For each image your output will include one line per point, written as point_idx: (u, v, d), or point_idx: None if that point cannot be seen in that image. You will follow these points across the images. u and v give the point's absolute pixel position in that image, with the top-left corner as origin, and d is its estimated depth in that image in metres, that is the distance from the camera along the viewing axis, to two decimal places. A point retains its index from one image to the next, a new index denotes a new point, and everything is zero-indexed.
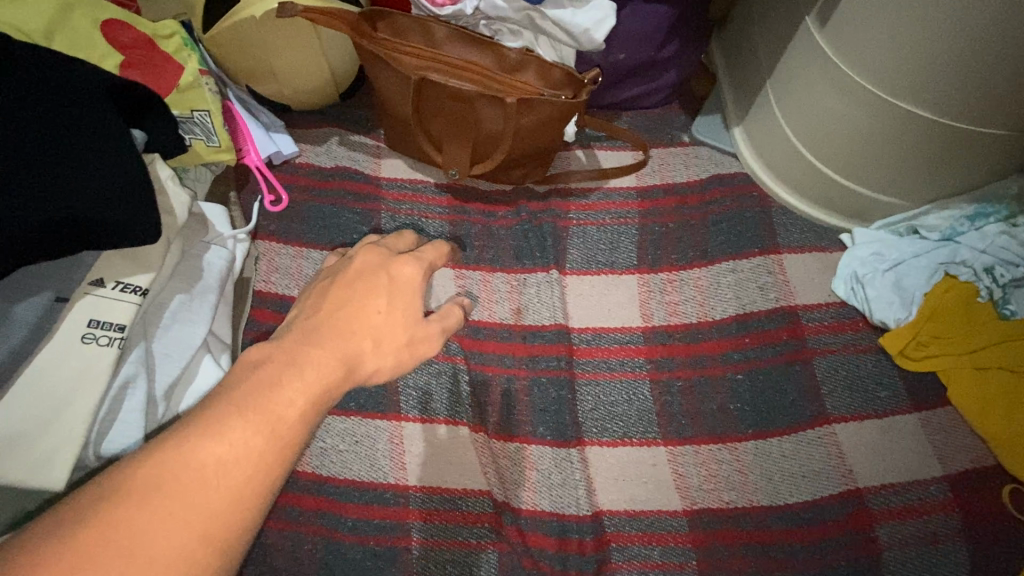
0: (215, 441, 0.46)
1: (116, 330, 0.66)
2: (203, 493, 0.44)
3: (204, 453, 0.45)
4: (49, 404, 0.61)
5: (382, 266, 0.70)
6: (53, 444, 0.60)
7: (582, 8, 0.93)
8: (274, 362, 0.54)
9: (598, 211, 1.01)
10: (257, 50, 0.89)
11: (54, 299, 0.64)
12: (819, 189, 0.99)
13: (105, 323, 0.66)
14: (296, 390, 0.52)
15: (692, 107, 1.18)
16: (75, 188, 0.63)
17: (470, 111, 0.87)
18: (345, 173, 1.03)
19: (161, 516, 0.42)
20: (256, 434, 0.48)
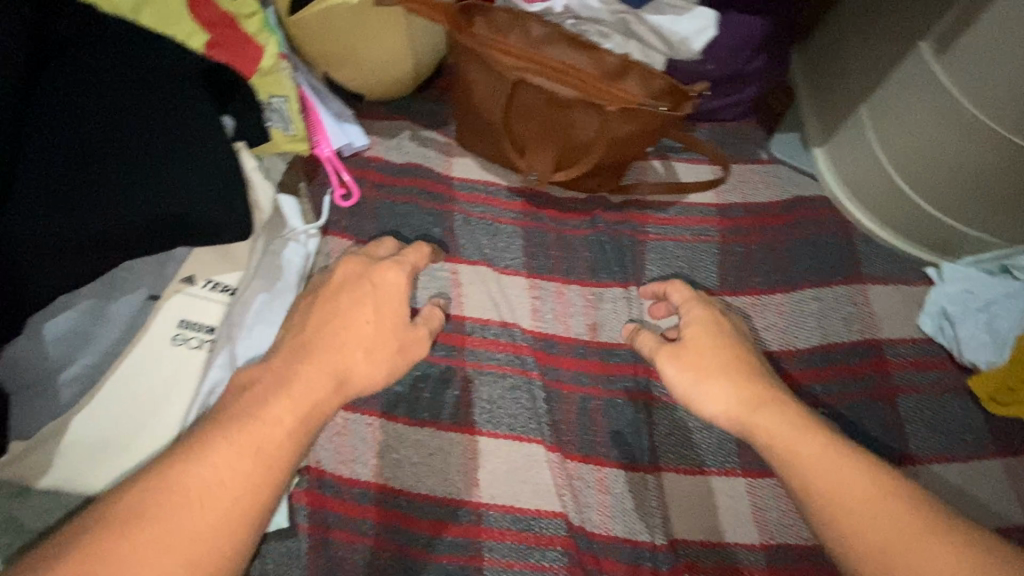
0: (201, 464, 0.55)
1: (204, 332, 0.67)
2: (191, 518, 0.52)
3: (206, 467, 0.55)
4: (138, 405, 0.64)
5: (364, 276, 0.71)
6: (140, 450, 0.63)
7: (683, 16, 0.89)
8: (266, 383, 0.62)
9: (678, 226, 0.98)
10: (343, 38, 0.85)
11: (148, 297, 0.66)
12: (907, 220, 0.96)
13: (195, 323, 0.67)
14: (282, 408, 0.60)
15: (769, 122, 1.14)
16: (171, 189, 0.61)
17: (563, 116, 0.84)
18: (417, 171, 0.99)
19: (152, 543, 0.51)
20: (246, 454, 0.57)
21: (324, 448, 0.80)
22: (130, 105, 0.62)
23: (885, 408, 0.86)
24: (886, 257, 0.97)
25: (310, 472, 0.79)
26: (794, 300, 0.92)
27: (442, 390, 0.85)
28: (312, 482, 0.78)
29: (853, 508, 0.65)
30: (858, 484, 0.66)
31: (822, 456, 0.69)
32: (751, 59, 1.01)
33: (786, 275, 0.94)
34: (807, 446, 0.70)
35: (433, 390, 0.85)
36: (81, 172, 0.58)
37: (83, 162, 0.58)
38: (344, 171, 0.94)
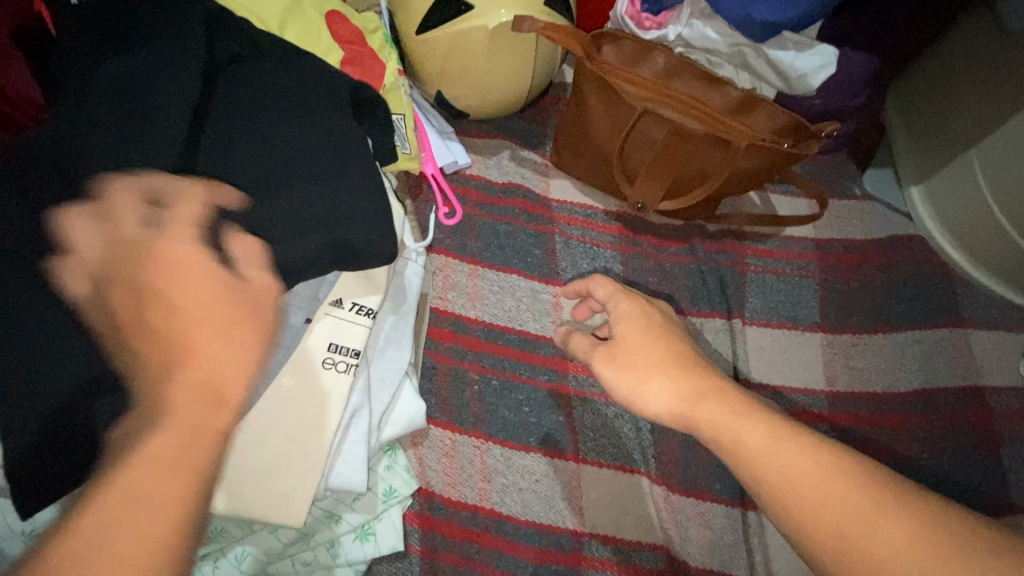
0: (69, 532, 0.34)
1: (351, 356, 0.66)
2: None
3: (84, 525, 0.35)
4: (290, 434, 0.62)
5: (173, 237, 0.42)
6: (290, 481, 0.61)
7: (804, 51, 0.88)
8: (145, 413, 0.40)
9: (777, 259, 0.98)
10: (466, 57, 0.86)
11: (304, 322, 0.65)
12: (1010, 267, 0.94)
13: (343, 347, 0.66)
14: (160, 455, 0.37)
15: (861, 156, 1.14)
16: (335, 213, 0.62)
17: (683, 148, 0.83)
18: (517, 191, 0.99)
19: None
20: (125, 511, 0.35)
21: (434, 468, 0.80)
22: (286, 128, 0.62)
23: (987, 456, 0.86)
24: (986, 303, 0.96)
25: (420, 493, 0.78)
26: (895, 340, 0.92)
27: (546, 415, 0.85)
28: (420, 504, 0.78)
29: (815, 500, 0.44)
30: (830, 471, 0.45)
31: (762, 442, 0.48)
32: (856, 95, 1.00)
33: (885, 315, 0.94)
34: (750, 433, 0.49)
35: (537, 415, 0.84)
36: (257, 202, 0.59)
37: (258, 192, 0.59)
38: (449, 190, 0.94)
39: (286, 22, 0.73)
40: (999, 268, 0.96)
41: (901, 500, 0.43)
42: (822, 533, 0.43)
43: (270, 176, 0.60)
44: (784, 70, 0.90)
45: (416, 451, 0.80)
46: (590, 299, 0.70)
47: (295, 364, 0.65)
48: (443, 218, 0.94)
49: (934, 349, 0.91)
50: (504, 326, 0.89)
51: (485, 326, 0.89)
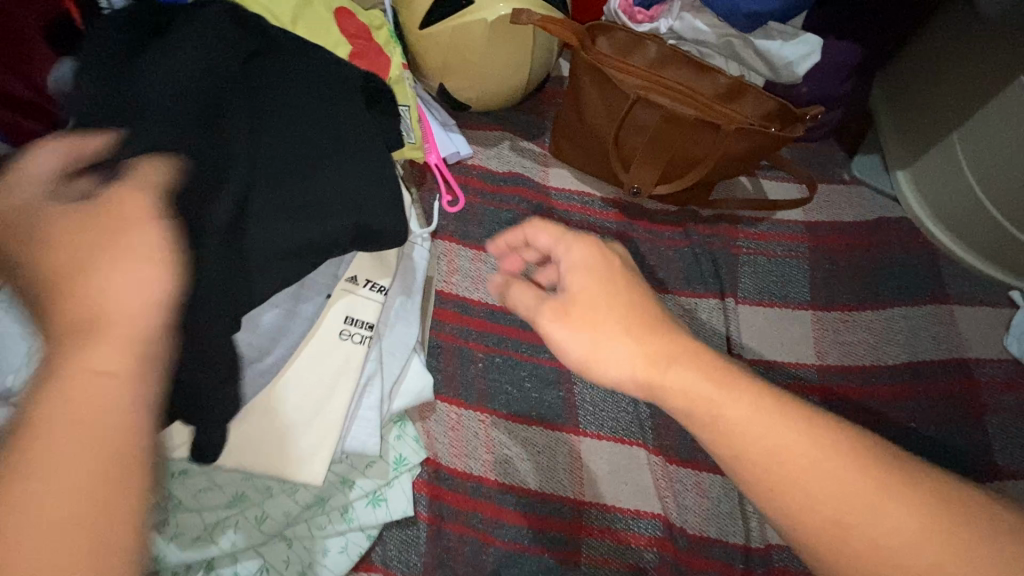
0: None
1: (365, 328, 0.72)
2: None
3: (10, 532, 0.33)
4: (314, 400, 0.68)
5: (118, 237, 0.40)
6: (313, 443, 0.67)
7: (790, 40, 0.92)
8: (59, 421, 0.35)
9: (768, 241, 1.02)
10: (467, 51, 0.90)
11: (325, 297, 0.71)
12: (992, 247, 0.98)
13: (358, 320, 0.72)
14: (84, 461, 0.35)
15: (849, 144, 1.17)
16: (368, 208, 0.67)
17: (678, 133, 0.87)
18: (517, 180, 1.03)
19: None
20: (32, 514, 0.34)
21: (440, 441, 0.83)
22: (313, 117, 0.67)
23: (971, 425, 0.89)
24: (971, 281, 1.00)
25: (428, 464, 0.82)
26: (882, 317, 0.96)
27: (548, 391, 0.88)
28: (430, 474, 0.82)
29: (795, 485, 0.43)
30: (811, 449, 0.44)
31: (750, 425, 0.45)
32: (841, 84, 1.04)
33: (873, 293, 0.98)
34: (734, 416, 0.46)
35: (539, 390, 0.88)
36: (292, 189, 0.64)
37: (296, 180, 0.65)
38: (452, 179, 0.98)
39: (298, 20, 0.78)
40: (982, 247, 0.99)
41: (890, 469, 0.43)
42: (794, 518, 0.43)
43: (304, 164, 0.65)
44: (771, 59, 0.94)
45: (423, 425, 0.84)
46: (526, 250, 0.63)
47: (317, 335, 0.71)
48: (447, 206, 0.98)
49: (922, 326, 0.95)
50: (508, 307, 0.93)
51: (488, 307, 0.93)
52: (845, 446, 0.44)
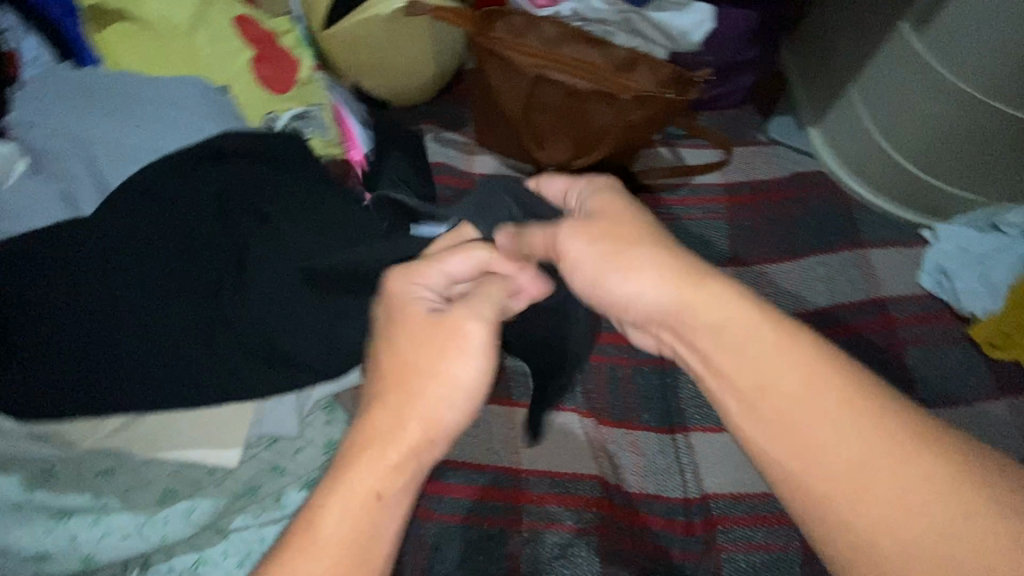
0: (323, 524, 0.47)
1: None
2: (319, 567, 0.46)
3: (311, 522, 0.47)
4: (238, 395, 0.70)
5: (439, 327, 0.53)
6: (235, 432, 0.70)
7: (682, 11, 0.96)
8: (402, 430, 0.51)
9: (689, 206, 1.06)
10: (374, 47, 0.92)
11: None
12: (900, 190, 1.04)
13: None
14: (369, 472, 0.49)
15: (765, 107, 1.22)
16: None
17: (580, 107, 0.91)
18: (442, 169, 1.07)
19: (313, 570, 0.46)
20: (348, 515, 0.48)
21: None
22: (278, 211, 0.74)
23: (891, 360, 0.93)
24: (885, 226, 1.04)
25: None
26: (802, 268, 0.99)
27: None
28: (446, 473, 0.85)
29: (870, 484, 0.41)
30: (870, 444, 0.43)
31: (796, 382, 0.46)
32: (746, 49, 1.08)
33: (791, 244, 1.01)
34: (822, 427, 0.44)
35: None
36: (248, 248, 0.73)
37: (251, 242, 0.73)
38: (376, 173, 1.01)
39: (197, 28, 0.80)
40: (890, 189, 1.05)
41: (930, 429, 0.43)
42: (838, 508, 0.42)
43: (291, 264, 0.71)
44: (668, 31, 0.97)
45: None
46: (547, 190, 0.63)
47: None
48: None
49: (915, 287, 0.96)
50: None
51: None
52: (890, 417, 0.43)
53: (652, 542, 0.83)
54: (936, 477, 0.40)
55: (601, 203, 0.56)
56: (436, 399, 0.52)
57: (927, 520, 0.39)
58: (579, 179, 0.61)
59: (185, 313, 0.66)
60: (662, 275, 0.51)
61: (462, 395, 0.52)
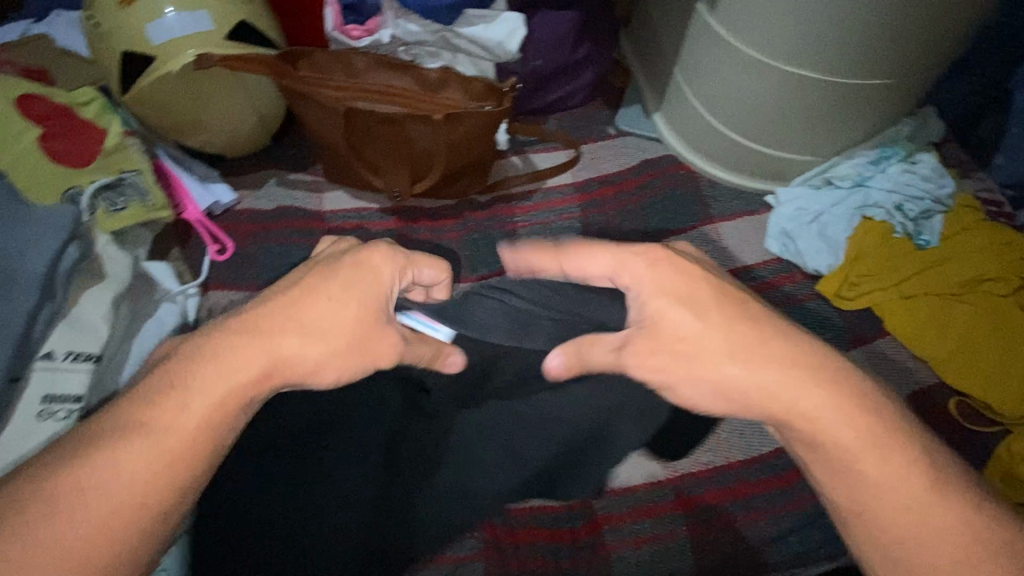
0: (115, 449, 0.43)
1: (74, 402, 0.68)
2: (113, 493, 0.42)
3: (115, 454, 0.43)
4: None
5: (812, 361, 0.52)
6: None
7: (491, 24, 0.98)
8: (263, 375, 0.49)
9: (542, 210, 1.06)
10: (179, 102, 0.90)
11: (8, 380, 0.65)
12: (742, 162, 1.06)
13: (62, 396, 0.68)
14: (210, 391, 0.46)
15: (613, 100, 1.23)
16: None
17: (402, 132, 0.91)
18: (288, 213, 1.04)
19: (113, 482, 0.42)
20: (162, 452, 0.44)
21: None
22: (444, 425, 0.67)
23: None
24: (732, 199, 1.07)
25: None
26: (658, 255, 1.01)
27: None
28: None
29: (910, 520, 0.47)
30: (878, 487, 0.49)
31: (850, 427, 0.49)
32: (575, 49, 1.10)
33: (644, 232, 1.03)
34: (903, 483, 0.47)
35: None
36: None
37: None
38: (218, 230, 0.98)
39: None
40: (731, 162, 1.07)
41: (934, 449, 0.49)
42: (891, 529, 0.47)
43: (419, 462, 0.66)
44: (483, 42, 0.99)
45: None
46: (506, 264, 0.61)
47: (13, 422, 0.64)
48: (215, 256, 0.98)
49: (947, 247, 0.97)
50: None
51: None
52: (920, 451, 0.49)
53: (538, 558, 0.82)
54: (953, 508, 0.47)
55: (674, 299, 0.54)
56: (322, 312, 0.52)
57: (942, 530, 0.46)
58: (623, 255, 0.57)
59: (306, 511, 0.62)
60: (778, 364, 0.51)
61: (305, 368, 0.50)
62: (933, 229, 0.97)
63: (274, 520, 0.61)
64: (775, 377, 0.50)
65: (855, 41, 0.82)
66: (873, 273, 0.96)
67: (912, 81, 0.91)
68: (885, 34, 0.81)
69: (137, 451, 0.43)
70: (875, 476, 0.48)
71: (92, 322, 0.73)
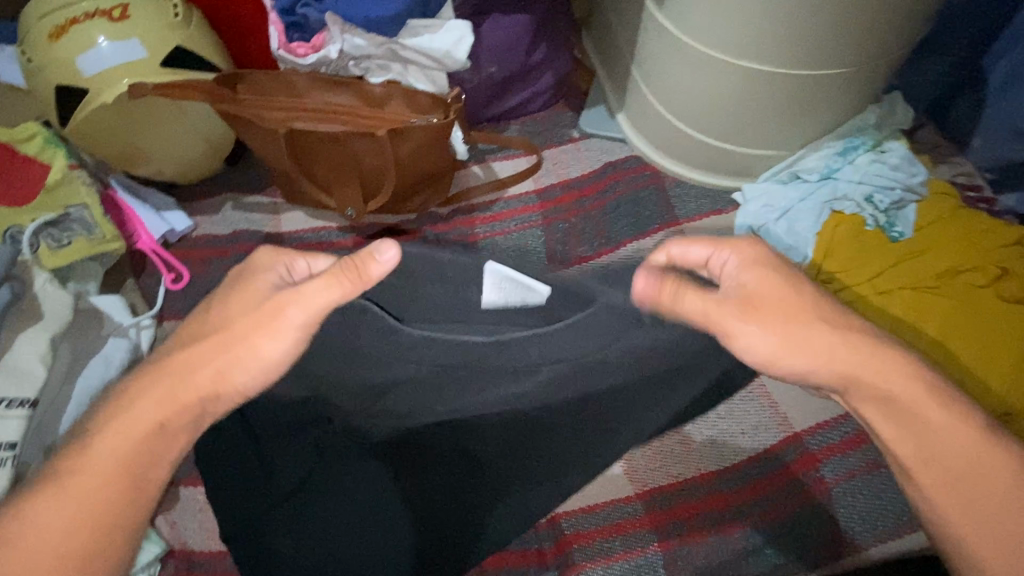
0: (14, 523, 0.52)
1: (7, 449, 0.69)
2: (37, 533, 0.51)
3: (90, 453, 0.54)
4: None
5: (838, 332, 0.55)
6: None
7: (437, 32, 0.95)
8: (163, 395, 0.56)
9: (502, 221, 1.04)
10: (123, 132, 0.90)
11: None
12: (707, 160, 1.03)
13: None
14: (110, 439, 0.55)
15: (577, 102, 1.20)
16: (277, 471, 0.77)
17: (346, 150, 0.89)
18: (244, 237, 1.02)
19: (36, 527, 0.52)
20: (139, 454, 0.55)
21: (190, 527, 0.80)
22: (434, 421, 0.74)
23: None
24: (698, 200, 1.04)
25: (177, 555, 0.79)
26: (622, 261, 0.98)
27: None
28: None
29: (977, 479, 0.51)
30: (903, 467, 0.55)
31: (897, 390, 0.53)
32: (530, 53, 1.07)
33: (607, 238, 1.01)
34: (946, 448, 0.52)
35: None
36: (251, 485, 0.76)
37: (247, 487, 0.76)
38: (172, 258, 0.97)
39: None
40: (695, 161, 1.04)
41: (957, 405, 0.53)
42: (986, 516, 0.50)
43: (429, 440, 0.76)
44: (429, 54, 0.96)
45: (165, 517, 0.80)
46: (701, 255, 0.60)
47: None
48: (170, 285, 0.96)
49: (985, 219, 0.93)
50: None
51: None
52: (947, 414, 0.53)
53: None
54: (1000, 449, 0.51)
55: (753, 283, 0.56)
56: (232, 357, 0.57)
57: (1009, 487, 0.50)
58: (722, 244, 0.59)
59: (361, 487, 0.77)
60: (817, 350, 0.54)
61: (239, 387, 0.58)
62: (907, 220, 0.94)
63: (339, 507, 0.76)
64: (839, 362, 0.54)
65: (809, 32, 0.79)
66: (845, 269, 0.92)
67: (872, 70, 0.88)
68: (838, 23, 0.77)
69: (128, 425, 0.55)
70: (930, 438, 0.52)
71: (27, 366, 0.73)
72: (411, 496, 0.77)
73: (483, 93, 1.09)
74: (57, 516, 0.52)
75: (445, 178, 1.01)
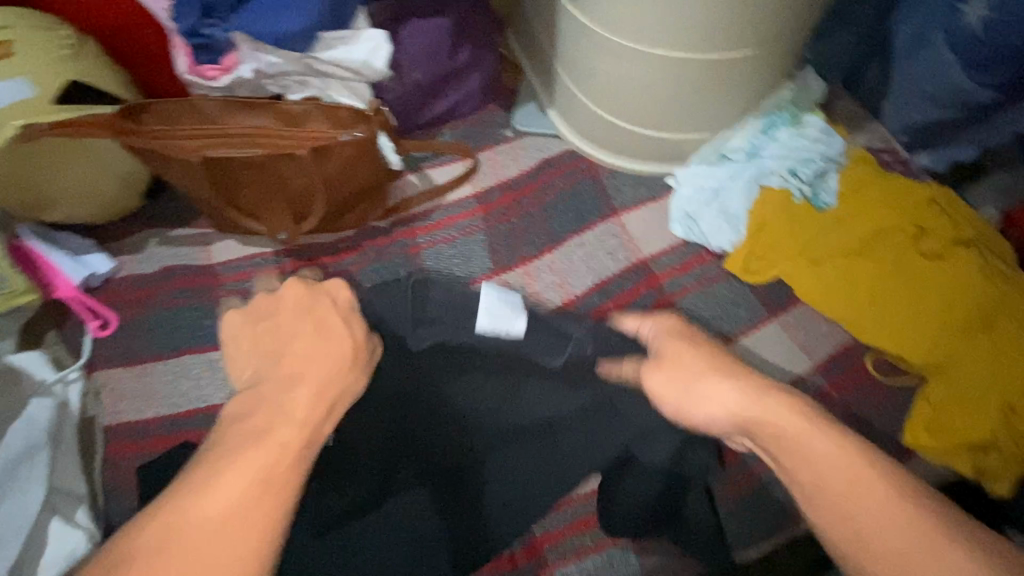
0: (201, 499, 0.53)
1: None
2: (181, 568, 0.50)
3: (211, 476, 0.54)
4: None
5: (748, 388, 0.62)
6: None
7: (353, 43, 0.93)
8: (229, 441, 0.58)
9: (444, 229, 1.03)
10: (22, 179, 0.84)
11: None
12: (638, 148, 1.04)
13: None
14: (270, 447, 0.57)
15: (508, 100, 1.19)
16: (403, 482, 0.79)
17: (267, 171, 0.87)
18: (173, 273, 0.97)
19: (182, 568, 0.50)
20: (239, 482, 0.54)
21: None
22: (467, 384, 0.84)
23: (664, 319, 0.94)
24: (635, 188, 1.05)
25: None
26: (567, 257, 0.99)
27: None
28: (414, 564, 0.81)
29: (855, 507, 0.53)
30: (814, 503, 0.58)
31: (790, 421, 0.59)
32: (454, 56, 1.05)
33: (550, 236, 1.01)
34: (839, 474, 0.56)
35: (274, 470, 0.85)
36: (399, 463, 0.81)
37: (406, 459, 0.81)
38: (96, 306, 0.91)
39: None
40: (626, 151, 1.05)
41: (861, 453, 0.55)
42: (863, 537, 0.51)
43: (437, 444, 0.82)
44: (346, 65, 0.93)
45: None
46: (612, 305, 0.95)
47: None
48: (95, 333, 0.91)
49: (910, 202, 0.95)
50: (194, 411, 0.87)
51: (169, 419, 0.86)
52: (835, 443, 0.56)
53: None
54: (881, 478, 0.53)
55: (668, 345, 0.69)
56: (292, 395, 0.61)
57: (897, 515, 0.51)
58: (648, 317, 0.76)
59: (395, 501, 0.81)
60: (719, 402, 0.63)
61: (281, 412, 0.60)
62: (829, 189, 0.97)
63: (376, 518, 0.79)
64: (732, 406, 0.62)
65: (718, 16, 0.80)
66: (777, 241, 0.95)
67: (783, 47, 0.90)
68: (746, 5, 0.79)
69: (265, 422, 0.59)
70: (815, 465, 0.56)
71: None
72: (474, 505, 0.79)
73: (410, 100, 1.07)
74: (186, 570, 0.49)
75: (380, 190, 0.98)
